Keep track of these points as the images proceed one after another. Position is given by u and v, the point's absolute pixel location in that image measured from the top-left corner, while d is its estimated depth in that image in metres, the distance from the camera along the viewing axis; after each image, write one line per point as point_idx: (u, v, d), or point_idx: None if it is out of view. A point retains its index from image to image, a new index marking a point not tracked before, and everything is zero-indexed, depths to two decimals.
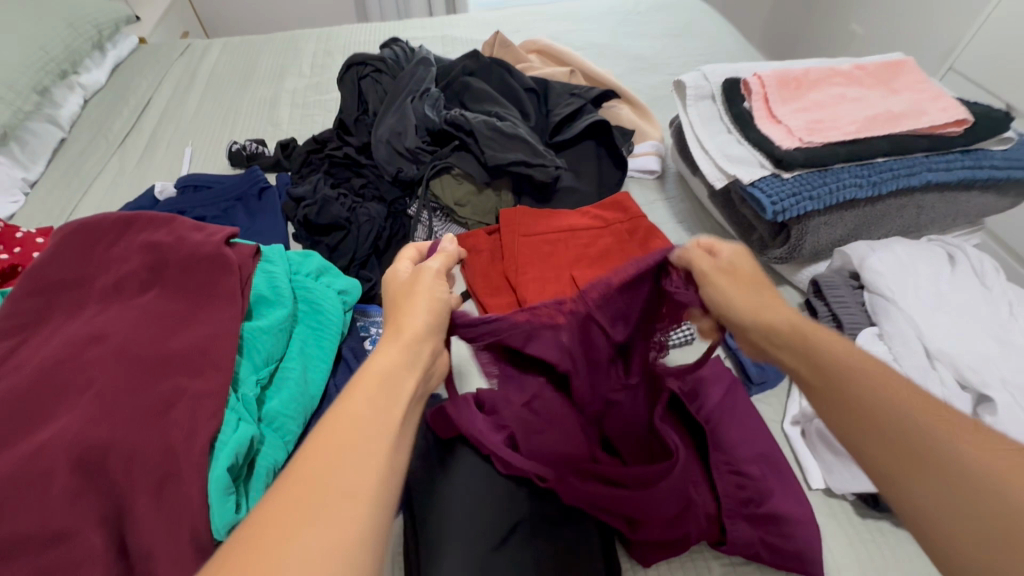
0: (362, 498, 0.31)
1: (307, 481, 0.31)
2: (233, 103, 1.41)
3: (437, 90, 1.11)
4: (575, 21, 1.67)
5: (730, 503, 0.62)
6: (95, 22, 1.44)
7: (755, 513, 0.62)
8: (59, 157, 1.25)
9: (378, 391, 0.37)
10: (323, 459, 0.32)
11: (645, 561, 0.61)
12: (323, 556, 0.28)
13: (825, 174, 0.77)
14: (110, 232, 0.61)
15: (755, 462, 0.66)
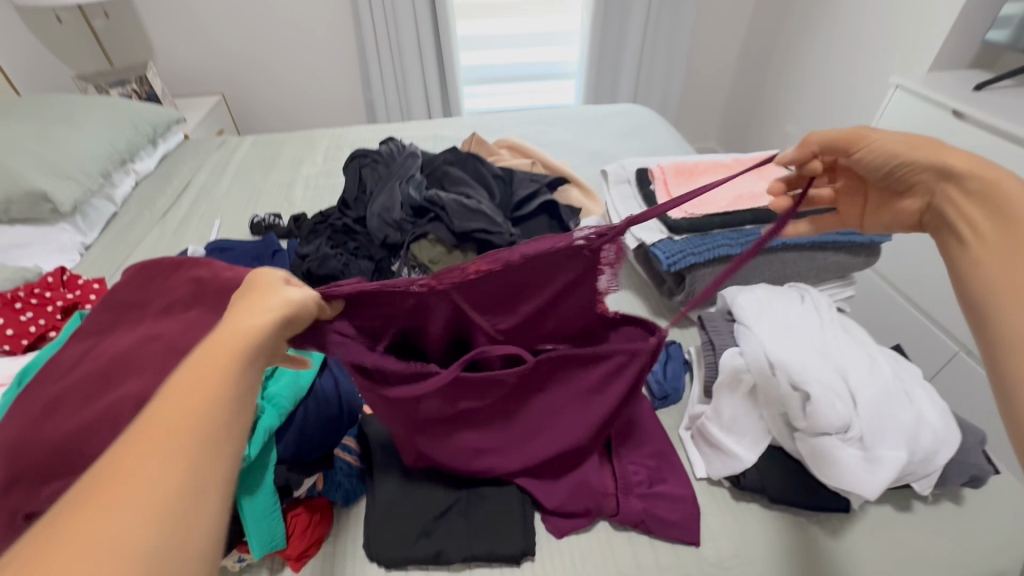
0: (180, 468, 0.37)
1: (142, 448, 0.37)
2: (257, 186, 1.71)
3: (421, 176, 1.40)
4: (544, 124, 2.04)
5: (625, 484, 0.79)
6: (153, 123, 1.79)
7: (646, 492, 0.79)
8: (110, 226, 1.52)
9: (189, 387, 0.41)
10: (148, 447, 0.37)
11: (558, 532, 0.77)
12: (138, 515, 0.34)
13: (704, 236, 1.01)
14: (165, 269, 0.84)
15: (653, 456, 0.83)
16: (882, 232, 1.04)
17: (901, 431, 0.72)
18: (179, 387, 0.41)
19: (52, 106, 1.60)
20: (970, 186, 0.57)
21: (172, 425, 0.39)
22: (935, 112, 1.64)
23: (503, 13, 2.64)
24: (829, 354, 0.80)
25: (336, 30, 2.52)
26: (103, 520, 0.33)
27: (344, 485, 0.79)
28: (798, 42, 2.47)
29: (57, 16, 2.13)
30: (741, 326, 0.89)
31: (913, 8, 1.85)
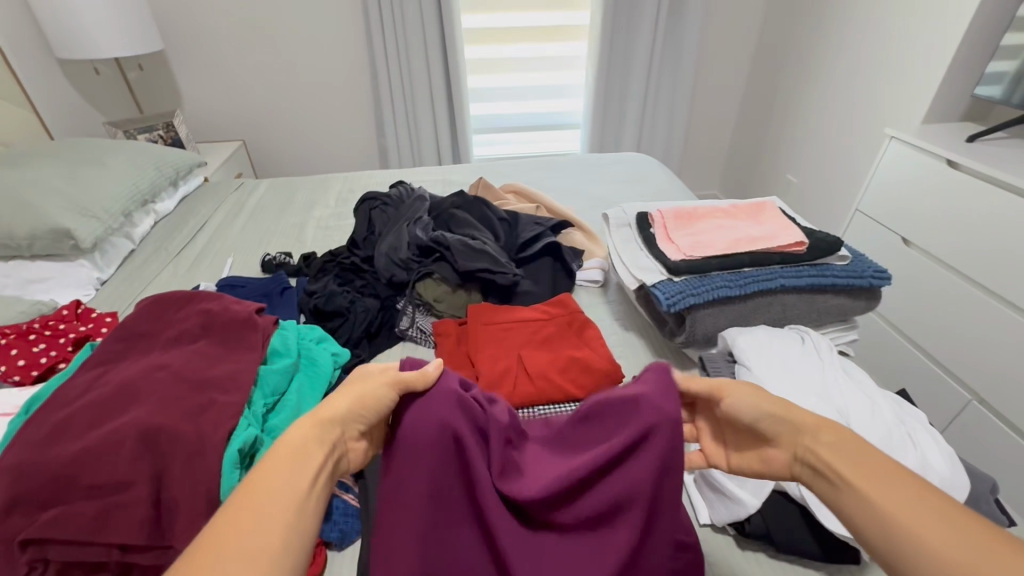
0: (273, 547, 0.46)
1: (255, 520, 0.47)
2: (271, 226, 1.77)
3: (428, 218, 1.45)
4: (549, 171, 2.11)
5: None
6: (176, 166, 1.88)
7: None
8: (127, 263, 1.56)
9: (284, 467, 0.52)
10: (239, 525, 0.46)
11: None
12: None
13: (703, 278, 1.03)
14: (178, 302, 0.87)
15: None
16: (881, 276, 1.05)
17: None
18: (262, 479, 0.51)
19: (82, 150, 1.69)
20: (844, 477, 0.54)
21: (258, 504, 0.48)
22: (931, 163, 1.68)
23: (512, 68, 2.78)
24: (830, 397, 0.79)
25: (354, 82, 2.67)
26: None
27: (340, 524, 0.78)
28: (796, 97, 2.57)
29: (94, 68, 2.29)
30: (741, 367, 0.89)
31: (903, 66, 1.93)
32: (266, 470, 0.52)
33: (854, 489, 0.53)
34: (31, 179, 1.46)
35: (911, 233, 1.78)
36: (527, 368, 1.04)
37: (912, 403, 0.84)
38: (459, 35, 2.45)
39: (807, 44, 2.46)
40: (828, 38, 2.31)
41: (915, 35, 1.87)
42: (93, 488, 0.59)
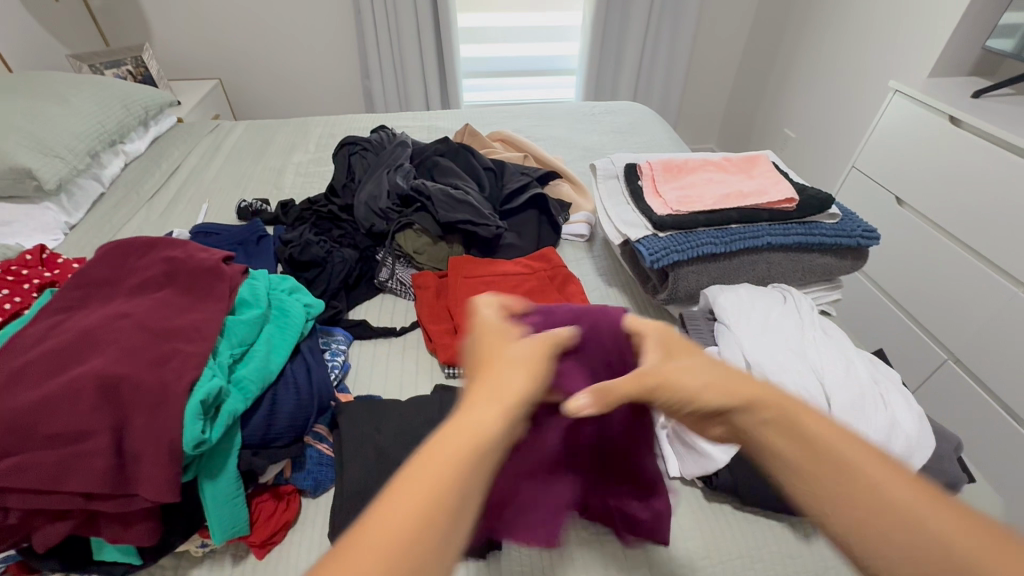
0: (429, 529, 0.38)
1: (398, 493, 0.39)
2: (247, 171, 1.70)
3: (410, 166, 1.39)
4: (539, 119, 2.02)
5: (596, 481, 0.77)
6: (145, 104, 1.78)
7: None
8: (95, 207, 1.50)
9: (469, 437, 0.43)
10: (396, 495, 0.39)
11: None
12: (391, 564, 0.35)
13: (689, 235, 1.00)
14: (140, 249, 0.83)
15: None
16: (870, 236, 1.03)
17: (876, 433, 0.71)
18: (427, 459, 0.41)
19: (41, 83, 1.59)
20: (763, 414, 0.51)
21: (426, 476, 0.40)
22: (933, 119, 1.63)
23: (505, 7, 2.62)
24: (806, 356, 0.80)
25: (336, 16, 2.50)
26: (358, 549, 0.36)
27: (313, 473, 0.78)
28: (802, 44, 2.44)
29: None
30: (721, 326, 0.89)
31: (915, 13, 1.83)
32: (430, 457, 0.41)
33: (801, 473, 0.47)
34: None
35: (905, 192, 1.75)
36: None
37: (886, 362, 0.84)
38: None
39: None
40: None
41: None
42: (52, 437, 0.58)
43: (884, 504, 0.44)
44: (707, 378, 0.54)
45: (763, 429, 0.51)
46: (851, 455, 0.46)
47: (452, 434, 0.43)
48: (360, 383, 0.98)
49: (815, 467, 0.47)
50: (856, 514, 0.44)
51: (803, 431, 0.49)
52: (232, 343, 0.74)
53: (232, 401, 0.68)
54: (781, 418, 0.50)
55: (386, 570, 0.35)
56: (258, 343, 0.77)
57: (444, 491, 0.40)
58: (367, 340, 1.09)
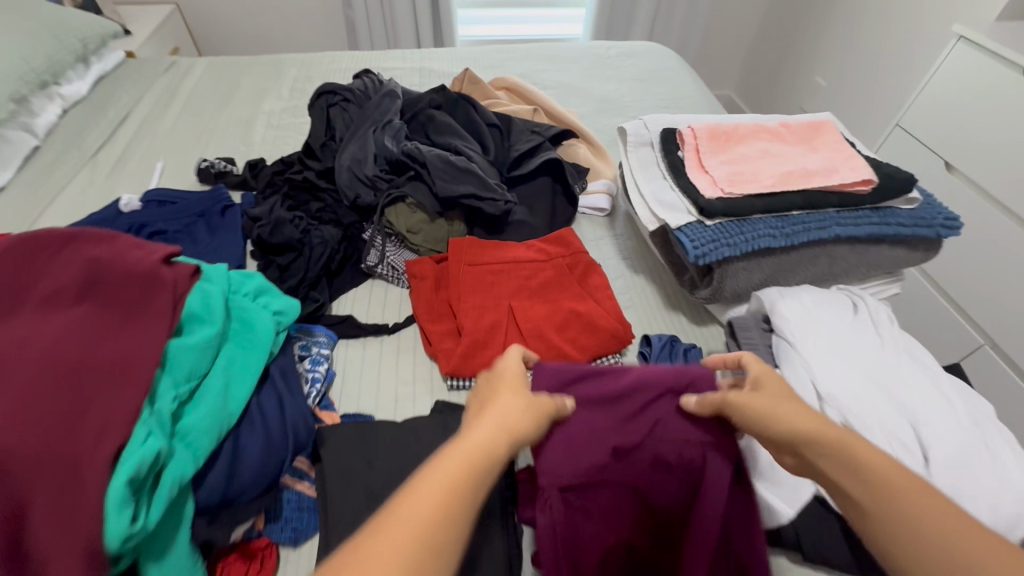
0: None
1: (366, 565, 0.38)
2: (209, 121, 1.45)
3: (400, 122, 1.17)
4: (548, 62, 1.76)
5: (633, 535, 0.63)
6: (81, 36, 1.50)
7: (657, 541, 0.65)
8: (29, 165, 1.27)
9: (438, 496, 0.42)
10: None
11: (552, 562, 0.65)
12: None
13: (743, 224, 0.83)
14: (51, 243, 0.63)
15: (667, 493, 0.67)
16: (954, 226, 0.86)
17: (983, 499, 0.57)
18: (389, 530, 0.40)
19: None
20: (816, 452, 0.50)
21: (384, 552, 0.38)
22: (1004, 72, 1.41)
23: None
24: (890, 389, 0.66)
25: None
26: None
27: (292, 523, 0.67)
28: None
29: None
30: (783, 343, 0.74)
31: None
32: (382, 533, 0.40)
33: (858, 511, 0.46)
34: None
35: (957, 157, 1.56)
36: (519, 326, 0.87)
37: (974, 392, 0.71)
38: None
39: None
40: None
41: None
42: None
43: (951, 534, 0.42)
44: (794, 415, 0.53)
45: (823, 472, 0.49)
46: (929, 496, 0.44)
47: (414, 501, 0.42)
48: (348, 397, 0.84)
49: (868, 498, 0.46)
50: (937, 555, 0.41)
51: (862, 467, 0.47)
52: (178, 376, 0.58)
53: (177, 465, 0.52)
54: (838, 450, 0.49)
55: None
56: (212, 375, 0.61)
57: (442, 517, 0.41)
58: (355, 340, 0.93)
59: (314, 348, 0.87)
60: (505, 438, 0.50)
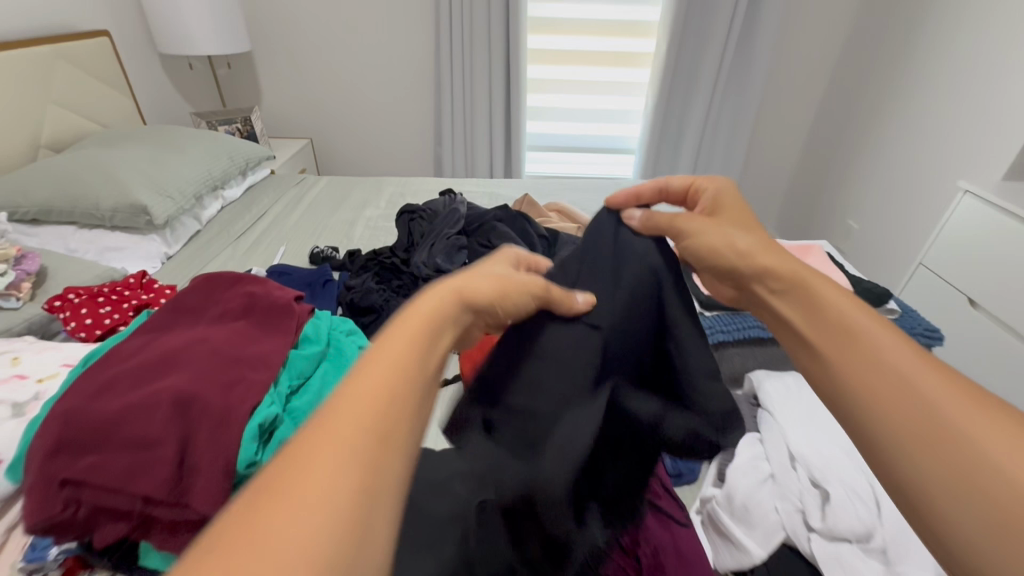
0: (354, 483, 0.35)
1: (328, 439, 0.36)
2: (324, 220, 1.87)
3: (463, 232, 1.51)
4: (595, 193, 2.11)
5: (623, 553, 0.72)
6: (246, 157, 2.03)
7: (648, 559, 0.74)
8: (190, 242, 1.68)
9: (413, 347, 0.45)
10: (324, 452, 0.36)
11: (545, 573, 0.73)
12: (301, 532, 0.32)
13: (735, 317, 1.02)
14: (228, 283, 0.93)
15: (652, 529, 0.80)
16: (933, 335, 0.99)
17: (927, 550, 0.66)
18: (352, 400, 0.39)
19: (167, 136, 1.86)
20: (773, 285, 0.59)
21: (361, 402, 0.39)
22: (1007, 222, 1.57)
23: (571, 92, 2.84)
24: (852, 453, 0.77)
25: (419, 89, 2.79)
26: (284, 504, 0.33)
27: None
28: (866, 138, 2.46)
29: (189, 63, 2.53)
30: (765, 412, 0.87)
31: (986, 117, 1.83)
32: (369, 376, 0.41)
33: (861, 357, 0.50)
34: (121, 157, 1.62)
35: (979, 293, 1.66)
36: None
37: None
38: (523, 57, 2.52)
39: (882, 86, 2.37)
40: (906, 83, 2.22)
41: (999, 86, 1.79)
42: (128, 441, 0.64)
43: (946, 406, 0.45)
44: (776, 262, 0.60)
45: (830, 327, 0.53)
46: (914, 388, 0.46)
47: (368, 381, 0.41)
48: None
49: (856, 364, 0.50)
50: (941, 423, 0.44)
51: (854, 336, 0.52)
52: (291, 375, 0.81)
53: (284, 430, 0.73)
54: (827, 316, 0.54)
55: (336, 486, 0.34)
56: (312, 379, 0.84)
57: (398, 381, 0.42)
58: None
59: None
60: (453, 296, 0.52)
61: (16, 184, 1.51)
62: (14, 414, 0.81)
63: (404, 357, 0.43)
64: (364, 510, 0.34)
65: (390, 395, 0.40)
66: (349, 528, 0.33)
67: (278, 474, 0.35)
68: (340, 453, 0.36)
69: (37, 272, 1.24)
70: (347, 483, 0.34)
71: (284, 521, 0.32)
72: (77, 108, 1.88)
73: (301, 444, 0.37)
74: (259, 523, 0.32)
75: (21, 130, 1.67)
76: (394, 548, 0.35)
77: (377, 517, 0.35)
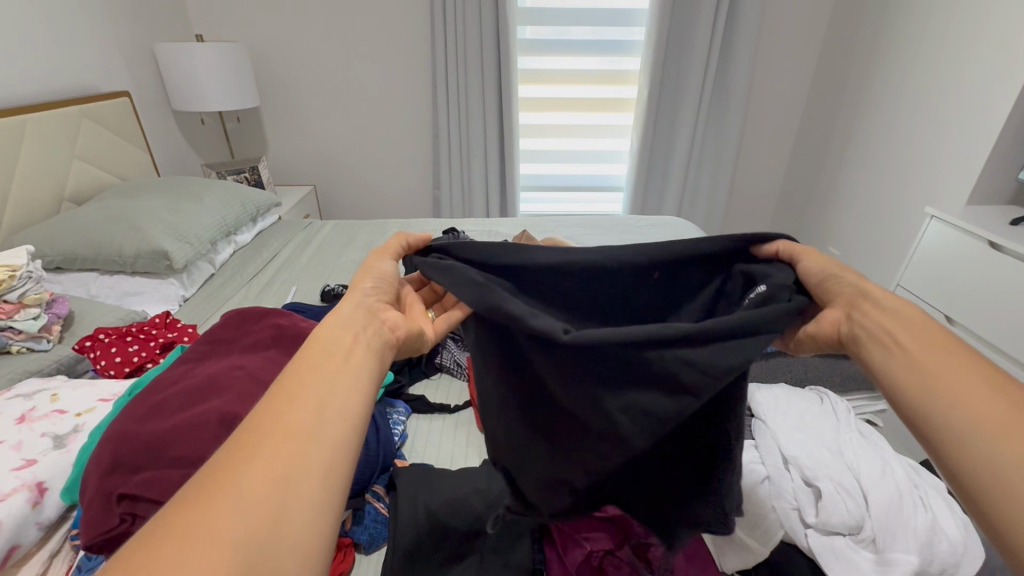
0: (280, 472, 0.46)
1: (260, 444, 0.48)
2: (332, 261, 1.96)
3: None
4: (589, 229, 2.23)
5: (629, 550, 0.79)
6: (257, 204, 2.14)
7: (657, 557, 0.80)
8: (205, 285, 1.76)
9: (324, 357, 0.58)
10: (252, 453, 0.47)
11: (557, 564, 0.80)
12: (243, 511, 0.43)
13: None
14: (256, 317, 1.01)
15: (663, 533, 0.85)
16: None
17: (915, 536, 0.71)
18: (275, 407, 0.52)
19: (184, 187, 1.97)
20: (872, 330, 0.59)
21: (285, 409, 0.52)
22: (973, 242, 1.68)
23: (561, 135, 3.01)
24: (840, 452, 0.83)
25: (418, 137, 2.96)
26: (227, 493, 0.44)
27: (370, 528, 0.87)
28: (840, 170, 2.62)
29: (201, 119, 2.69)
30: (758, 421, 0.93)
31: (946, 148, 1.99)
32: (288, 389, 0.54)
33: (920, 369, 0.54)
34: (142, 207, 1.72)
35: (955, 311, 1.75)
36: None
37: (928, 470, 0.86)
38: (515, 104, 2.70)
39: (849, 123, 2.56)
40: (871, 119, 2.40)
41: (955, 120, 1.95)
42: (177, 458, 0.70)
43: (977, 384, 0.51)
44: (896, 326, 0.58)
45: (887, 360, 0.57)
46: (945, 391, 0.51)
47: (290, 393, 0.53)
48: (415, 453, 1.07)
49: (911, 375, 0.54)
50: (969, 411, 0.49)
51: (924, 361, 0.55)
52: None
53: None
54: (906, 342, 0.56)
55: (268, 473, 0.46)
56: None
57: (316, 387, 0.55)
58: (423, 415, 1.18)
59: (395, 412, 1.13)
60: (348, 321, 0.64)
61: (44, 235, 1.61)
62: (56, 444, 0.86)
63: (319, 381, 0.55)
64: (284, 498, 0.45)
65: (310, 399, 0.53)
66: (282, 504, 0.45)
67: (214, 483, 0.44)
68: (272, 456, 0.47)
69: (67, 315, 1.31)
70: (278, 477, 0.46)
71: (224, 509, 0.42)
72: (99, 163, 2.00)
73: (235, 449, 0.48)
74: (199, 511, 0.42)
75: (48, 184, 1.78)
76: (324, 514, 0.47)
77: (300, 497, 0.46)
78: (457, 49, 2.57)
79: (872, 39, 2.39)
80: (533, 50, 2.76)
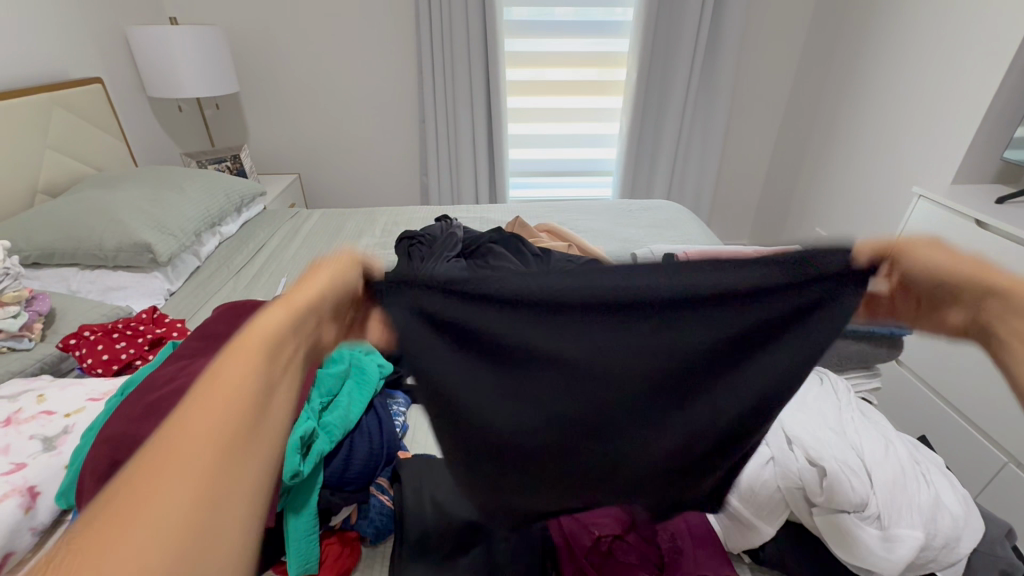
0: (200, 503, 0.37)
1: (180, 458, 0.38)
2: (321, 251, 1.92)
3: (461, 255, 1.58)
4: (580, 213, 2.22)
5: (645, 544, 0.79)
6: (241, 194, 2.08)
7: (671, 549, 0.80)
8: (191, 278, 1.72)
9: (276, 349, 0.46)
10: (164, 473, 0.37)
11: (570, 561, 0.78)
12: (157, 555, 0.35)
13: None
14: (251, 310, 0.98)
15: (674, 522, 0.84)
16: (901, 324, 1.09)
17: (918, 512, 0.73)
18: (205, 407, 0.41)
19: (164, 177, 1.91)
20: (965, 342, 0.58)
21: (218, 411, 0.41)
22: (959, 221, 1.71)
23: (549, 119, 2.97)
24: (843, 431, 0.84)
25: (404, 123, 2.90)
26: (123, 536, 0.35)
27: (375, 522, 0.84)
28: (828, 150, 2.63)
29: (178, 106, 2.60)
30: None
31: (931, 128, 2.01)
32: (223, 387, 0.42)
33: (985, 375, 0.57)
34: (121, 199, 1.66)
35: None
36: None
37: (927, 447, 0.87)
38: (502, 88, 2.65)
39: (837, 102, 2.56)
40: (858, 100, 2.41)
41: (941, 100, 1.96)
42: None
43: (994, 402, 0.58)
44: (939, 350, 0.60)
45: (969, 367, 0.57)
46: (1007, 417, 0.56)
47: (222, 390, 0.42)
48: (417, 443, 1.06)
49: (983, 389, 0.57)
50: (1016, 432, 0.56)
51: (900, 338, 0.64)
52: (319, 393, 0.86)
53: (320, 442, 0.77)
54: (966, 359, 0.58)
55: (193, 502, 0.37)
56: (340, 396, 0.89)
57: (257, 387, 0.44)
58: (423, 405, 1.17)
59: (395, 403, 1.12)
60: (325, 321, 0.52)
61: (18, 229, 1.54)
62: (44, 448, 0.83)
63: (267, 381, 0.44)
64: (200, 539, 0.37)
65: (254, 394, 0.43)
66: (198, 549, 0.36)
67: (121, 512, 0.35)
68: (190, 483, 0.37)
69: (48, 312, 1.26)
70: (199, 513, 0.37)
71: (122, 551, 0.34)
72: (72, 153, 1.92)
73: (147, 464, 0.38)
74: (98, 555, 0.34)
75: (20, 176, 1.70)
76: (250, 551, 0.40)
77: (226, 533, 0.38)
78: (442, 28, 2.50)
79: (858, 19, 2.39)
80: (519, 31, 2.70)
